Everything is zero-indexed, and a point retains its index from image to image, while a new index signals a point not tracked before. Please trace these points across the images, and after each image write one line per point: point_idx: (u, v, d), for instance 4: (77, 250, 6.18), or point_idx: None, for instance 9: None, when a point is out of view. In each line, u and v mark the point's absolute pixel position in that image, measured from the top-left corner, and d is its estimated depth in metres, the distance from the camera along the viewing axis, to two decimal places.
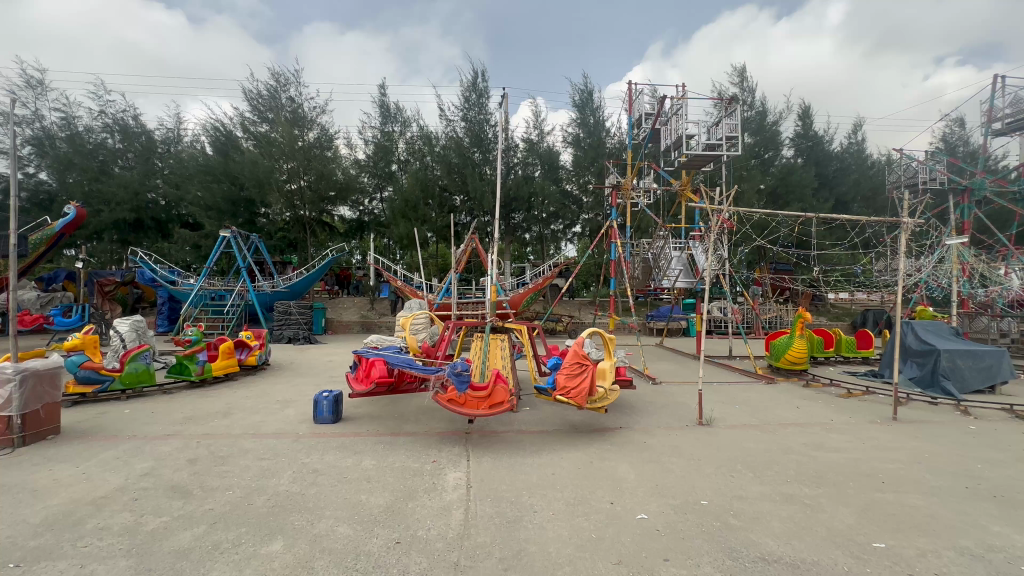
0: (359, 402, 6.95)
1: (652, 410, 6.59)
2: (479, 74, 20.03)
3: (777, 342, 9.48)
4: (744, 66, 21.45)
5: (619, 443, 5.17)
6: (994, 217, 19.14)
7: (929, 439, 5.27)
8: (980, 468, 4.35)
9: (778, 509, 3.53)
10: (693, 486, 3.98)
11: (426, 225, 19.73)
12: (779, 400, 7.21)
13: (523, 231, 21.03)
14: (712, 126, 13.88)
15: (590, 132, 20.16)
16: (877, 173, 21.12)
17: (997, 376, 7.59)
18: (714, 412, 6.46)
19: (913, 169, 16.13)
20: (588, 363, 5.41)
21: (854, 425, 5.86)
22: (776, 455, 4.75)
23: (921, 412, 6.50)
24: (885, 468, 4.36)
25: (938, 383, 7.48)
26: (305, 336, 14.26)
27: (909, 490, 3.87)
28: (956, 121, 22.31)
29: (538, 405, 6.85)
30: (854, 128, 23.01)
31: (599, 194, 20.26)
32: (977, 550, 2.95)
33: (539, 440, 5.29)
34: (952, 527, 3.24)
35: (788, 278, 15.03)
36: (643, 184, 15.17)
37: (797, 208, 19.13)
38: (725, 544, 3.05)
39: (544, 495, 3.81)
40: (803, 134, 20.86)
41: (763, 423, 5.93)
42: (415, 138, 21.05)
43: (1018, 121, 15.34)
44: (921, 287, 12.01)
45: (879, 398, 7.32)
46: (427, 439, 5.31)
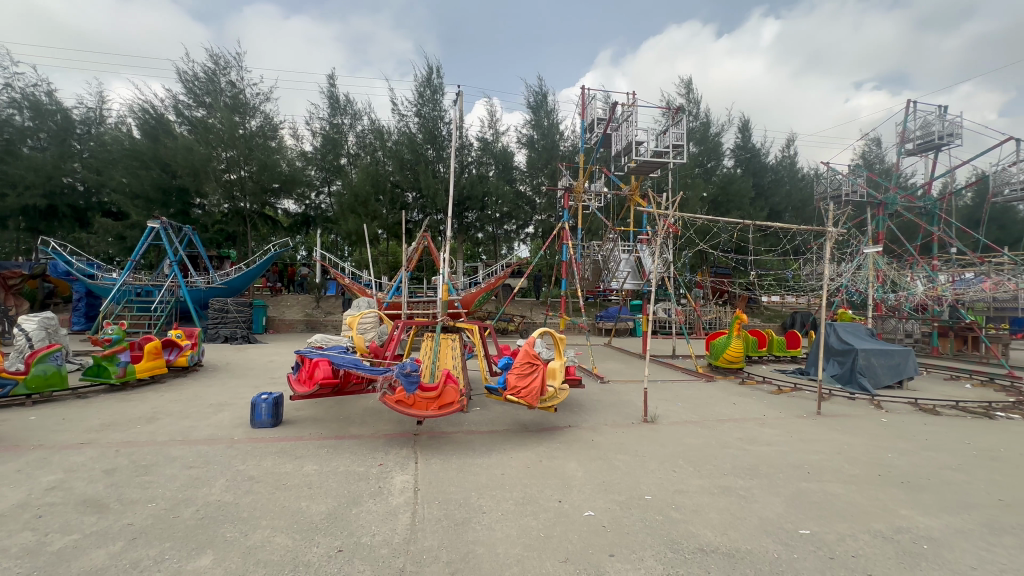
0: (301, 405, 6.63)
1: (600, 409, 6.74)
2: (433, 70, 19.80)
3: (715, 342, 9.99)
4: (691, 78, 22.55)
5: (568, 442, 5.25)
6: (904, 229, 21.23)
7: (846, 431, 5.75)
8: (890, 457, 4.77)
9: (715, 501, 3.71)
10: (637, 482, 4.11)
11: (377, 222, 19.01)
12: (717, 397, 7.61)
13: (477, 231, 20.86)
14: (659, 134, 14.32)
15: (544, 134, 20.34)
16: (807, 185, 22.81)
17: (905, 372, 8.34)
18: (657, 410, 6.72)
19: (838, 181, 17.49)
20: (538, 363, 5.48)
21: (782, 419, 6.29)
22: (715, 450, 4.99)
23: (840, 407, 7.06)
24: (810, 459, 4.69)
25: (856, 379, 8.16)
26: (244, 334, 13.48)
27: (830, 479, 4.18)
28: (874, 140, 24.52)
29: (489, 405, 6.84)
30: (788, 141, 24.64)
31: (551, 196, 20.55)
32: (890, 533, 3.22)
33: (489, 440, 5.28)
34: (867, 513, 3.52)
35: (727, 281, 15.91)
36: (594, 188, 15.47)
37: (736, 216, 20.20)
38: (666, 537, 3.16)
39: (494, 495, 3.79)
40: (742, 146, 22.21)
41: (703, 419, 6.24)
42: (366, 132, 20.57)
43: (925, 143, 17.06)
44: (843, 291, 13.14)
45: (806, 394, 7.89)
46: (373, 441, 5.15)
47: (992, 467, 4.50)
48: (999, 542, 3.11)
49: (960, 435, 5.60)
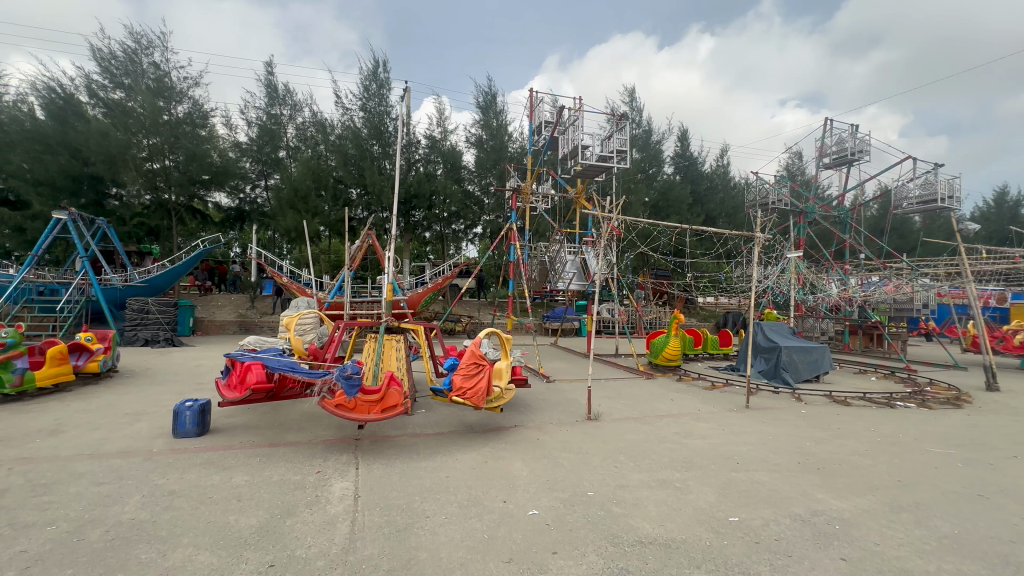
0: (232, 412, 6.21)
1: (546, 408, 6.81)
2: (380, 64, 19.30)
3: (655, 340, 10.42)
4: (634, 87, 23.48)
5: (513, 442, 5.27)
6: (821, 236, 23.21)
7: (771, 423, 6.17)
8: (809, 446, 5.18)
9: (653, 494, 3.86)
10: (581, 479, 4.19)
11: (318, 218, 18.20)
12: (656, 394, 7.94)
13: (424, 229, 20.52)
14: (604, 140, 14.74)
15: (492, 135, 20.37)
16: (739, 194, 24.37)
17: (822, 367, 9.07)
18: (600, 407, 6.89)
19: (766, 190, 18.84)
20: (484, 364, 5.46)
21: (715, 413, 6.67)
22: (654, 444, 5.19)
23: (767, 400, 7.59)
24: (739, 450, 5.00)
25: (780, 374, 8.82)
26: (167, 337, 12.44)
27: (757, 468, 4.47)
28: (796, 153, 26.61)
29: (435, 407, 6.73)
30: (721, 151, 26.20)
31: (500, 196, 20.59)
32: (808, 516, 3.49)
33: (435, 443, 5.19)
34: (789, 498, 3.79)
35: (667, 283, 16.65)
36: (541, 191, 15.53)
37: (676, 220, 21.16)
38: (608, 531, 3.23)
39: (438, 499, 3.73)
40: (681, 154, 23.41)
41: (643, 415, 6.48)
42: (307, 124, 19.71)
43: (838, 158, 18.75)
44: (769, 293, 14.14)
45: (736, 389, 8.41)
46: (311, 448, 4.92)
47: (893, 452, 4.99)
48: (897, 519, 3.45)
49: (867, 424, 6.18)
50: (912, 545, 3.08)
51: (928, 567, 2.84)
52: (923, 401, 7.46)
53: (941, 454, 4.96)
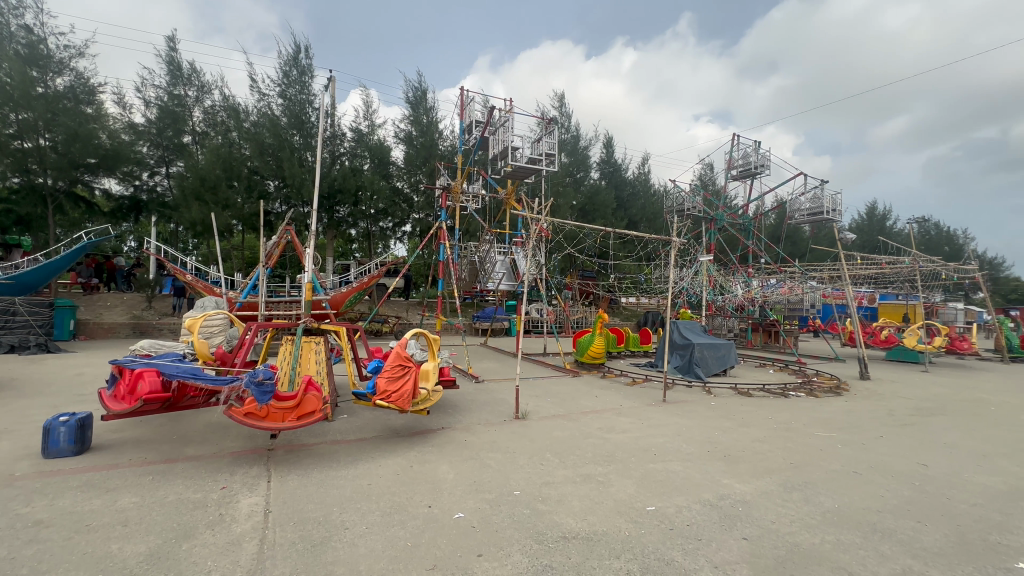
0: (121, 426, 5.51)
1: (474, 409, 6.77)
2: (301, 49, 18.22)
3: (580, 339, 10.75)
4: (563, 93, 24.20)
5: (440, 444, 5.17)
6: (728, 241, 25.30)
7: (684, 415, 6.60)
8: (717, 435, 5.61)
9: (577, 489, 3.96)
10: (507, 478, 4.20)
11: (229, 211, 16.75)
12: (581, 391, 8.21)
13: (349, 226, 19.63)
14: (534, 142, 15.01)
15: (422, 132, 19.95)
16: (658, 200, 25.91)
17: (729, 362, 9.84)
18: (528, 406, 6.99)
19: (681, 198, 20.25)
20: (410, 365, 5.29)
21: (635, 408, 7.01)
22: (579, 440, 5.34)
23: (681, 394, 8.13)
24: (656, 442, 5.29)
25: (692, 369, 9.46)
26: (41, 343, 10.87)
27: (672, 458, 4.75)
28: (708, 165, 28.81)
29: (358, 411, 6.43)
30: (642, 160, 27.70)
31: (429, 194, 20.20)
32: (715, 501, 3.75)
33: (356, 449, 4.96)
34: (698, 485, 4.06)
35: (592, 284, 17.29)
36: (472, 190, 15.51)
37: (601, 223, 22.04)
38: (532, 529, 3.26)
39: (358, 508, 3.55)
40: (606, 160, 24.48)
41: (568, 412, 6.66)
42: (217, 108, 18.10)
43: (743, 172, 20.62)
44: (683, 294, 15.17)
45: (654, 384, 8.93)
46: (216, 462, 4.49)
47: (786, 437, 5.54)
48: (790, 498, 3.82)
49: (765, 413, 6.82)
50: (801, 521, 3.42)
51: (814, 539, 3.16)
52: (810, 390, 8.37)
53: (824, 437, 5.58)
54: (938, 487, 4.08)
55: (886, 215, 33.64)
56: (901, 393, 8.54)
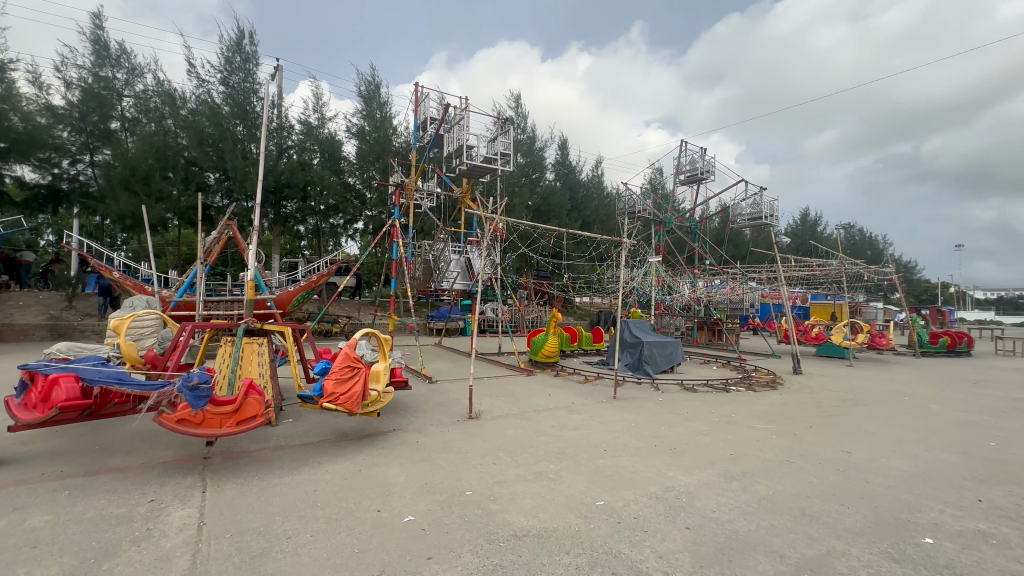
0: (34, 438, 5.01)
1: (426, 409, 6.67)
2: (245, 35, 17.29)
3: (535, 338, 10.84)
4: (519, 94, 24.33)
5: (391, 447, 5.06)
6: (676, 243, 26.33)
7: (633, 411, 6.80)
8: (664, 429, 5.82)
9: (529, 487, 3.99)
10: (459, 479, 4.16)
11: (163, 204, 15.66)
12: (535, 389, 8.29)
13: (297, 222, 18.86)
14: (489, 141, 14.99)
15: (376, 127, 19.43)
16: (611, 202, 26.55)
17: (675, 359, 10.23)
18: (482, 405, 6.97)
19: (633, 200, 20.89)
20: (359, 366, 5.13)
21: (587, 405, 7.16)
22: (532, 438, 5.39)
23: (631, 391, 8.38)
24: (606, 438, 5.41)
25: (642, 367, 9.80)
26: None
27: (621, 453, 4.89)
28: (658, 169, 29.85)
29: (304, 415, 6.17)
30: (597, 162, 28.33)
31: (383, 191, 19.72)
32: (661, 493, 3.89)
33: (301, 455, 4.76)
34: (646, 479, 4.20)
35: (547, 284, 17.50)
36: (426, 187, 15.30)
37: (555, 224, 22.35)
38: (484, 529, 3.25)
39: (302, 516, 3.40)
40: (561, 162, 24.88)
41: (522, 411, 6.70)
42: (150, 93, 16.81)
43: (689, 177, 21.53)
44: (634, 294, 15.64)
45: (606, 382, 9.15)
46: (144, 473, 4.17)
47: (726, 430, 5.83)
48: (729, 487, 4.03)
49: (708, 407, 7.15)
50: (740, 509, 3.60)
51: (751, 525, 3.33)
52: (749, 385, 8.87)
53: (761, 429, 5.92)
54: (859, 472, 4.43)
55: (818, 221, 36.20)
56: (828, 385, 9.23)
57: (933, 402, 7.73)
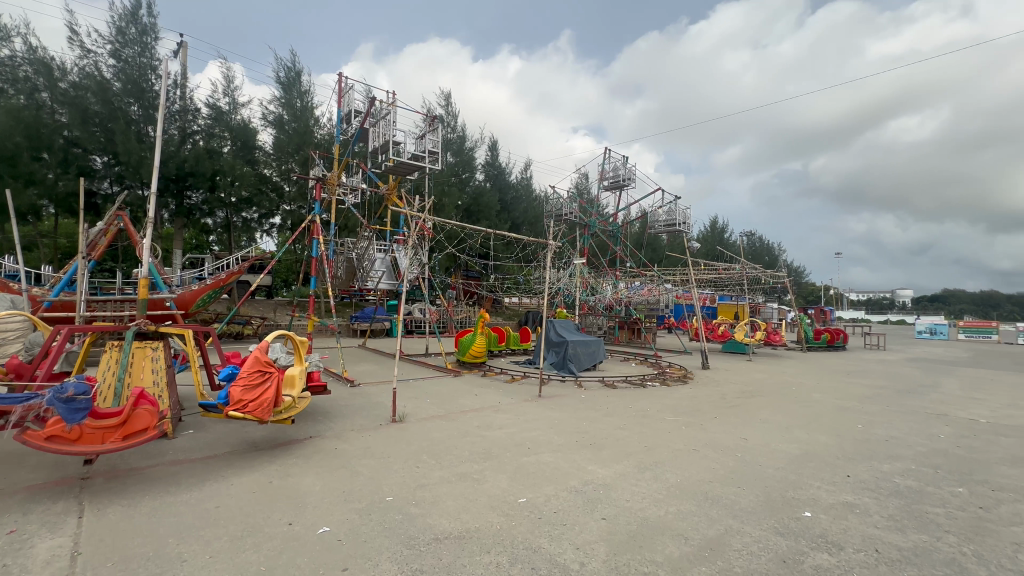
0: None
1: (346, 414, 6.38)
2: (142, 5, 15.46)
3: (463, 339, 10.78)
4: (450, 92, 24.16)
5: (306, 455, 4.79)
6: (599, 245, 27.50)
7: (557, 409, 6.99)
8: (585, 425, 6.04)
9: (452, 489, 3.96)
10: (380, 485, 4.03)
11: (33, 187, 14.11)
12: (462, 390, 8.25)
13: (203, 215, 17.26)
14: (417, 138, 14.69)
15: (295, 116, 18.26)
16: (539, 204, 27.10)
17: (598, 358, 10.65)
18: (406, 408, 6.81)
19: (560, 203, 21.50)
20: (271, 371, 4.79)
21: (512, 404, 7.25)
22: (456, 440, 5.35)
23: (555, 389, 8.62)
24: (531, 436, 5.52)
25: (566, 365, 10.11)
26: None
27: (544, 450, 5.00)
28: (584, 174, 30.98)
29: (207, 425, 5.66)
30: (526, 164, 28.81)
31: (302, 185, 18.65)
32: (580, 487, 4.04)
33: (203, 469, 4.36)
34: (566, 474, 4.34)
35: (476, 284, 17.47)
36: (350, 182, 14.63)
37: (485, 225, 22.42)
38: (404, 535, 3.18)
39: (202, 536, 3.11)
40: (491, 163, 25.07)
41: (448, 412, 6.63)
42: (18, 60, 14.47)
43: (612, 183, 22.59)
44: (560, 294, 16.11)
45: (531, 380, 9.34)
46: (3, 500, 3.59)
47: (642, 423, 6.19)
48: (642, 477, 4.27)
49: (627, 402, 7.54)
50: (652, 497, 3.84)
51: (660, 511, 3.56)
52: (663, 380, 9.47)
53: (672, 421, 6.35)
54: (754, 456, 4.89)
55: (724, 229, 39.60)
56: (731, 379, 10.11)
57: (815, 391, 8.73)
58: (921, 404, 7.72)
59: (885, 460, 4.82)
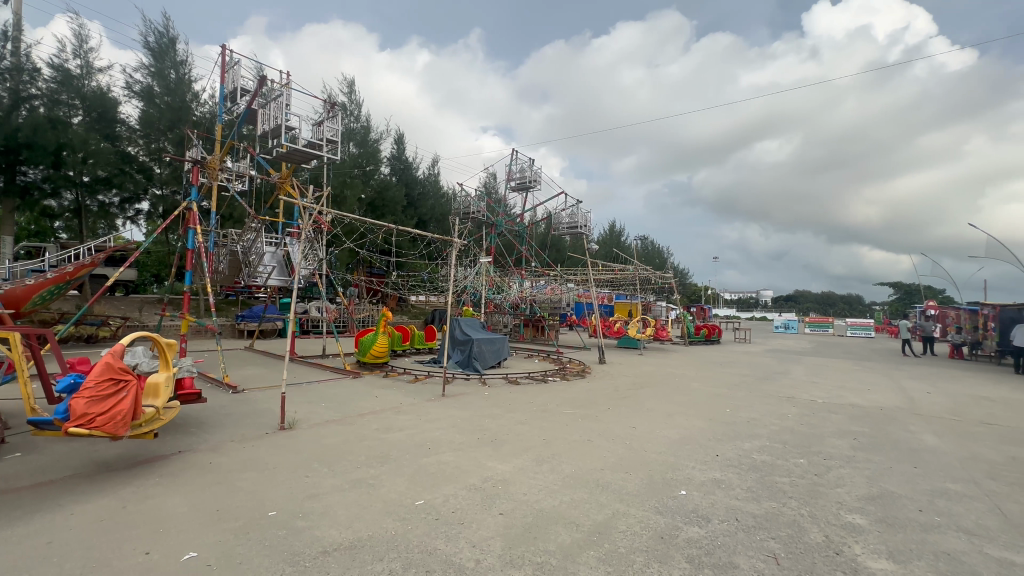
0: None
1: (226, 424, 5.75)
2: None
3: (364, 339, 10.31)
4: (353, 79, 22.99)
5: (173, 472, 4.23)
6: (506, 244, 28.00)
7: (460, 407, 6.97)
8: (487, 422, 6.09)
9: (345, 497, 3.75)
10: (262, 499, 3.69)
11: None
12: (362, 392, 7.87)
13: (45, 196, 14.53)
14: (315, 125, 13.68)
15: (169, 90, 16.00)
16: (447, 201, 26.86)
17: (502, 355, 10.80)
18: (297, 414, 6.32)
19: (467, 201, 21.49)
20: (130, 379, 4.16)
21: (415, 404, 7.08)
22: (353, 445, 5.09)
23: (459, 387, 8.58)
24: (432, 436, 5.43)
25: (471, 364, 10.12)
26: None
27: (444, 450, 4.95)
28: (492, 174, 31.35)
29: (43, 446, 4.76)
30: (433, 161, 28.37)
31: (177, 167, 16.47)
32: (480, 484, 4.05)
33: (34, 498, 3.64)
34: (466, 472, 4.33)
35: (379, 282, 16.77)
36: (235, 169, 13.20)
37: (390, 220, 21.68)
38: (288, 551, 2.94)
39: None
40: (397, 157, 24.36)
41: (344, 416, 6.29)
42: None
43: (519, 185, 23.12)
44: (467, 292, 16.09)
45: (435, 380, 9.21)
46: None
47: (542, 418, 6.40)
48: (540, 470, 4.42)
49: (529, 398, 7.75)
50: (548, 488, 3.97)
51: (555, 502, 3.71)
52: (564, 375, 9.90)
53: (570, 414, 6.65)
54: (641, 443, 5.29)
55: (622, 232, 42.54)
56: (623, 372, 10.86)
57: (694, 381, 9.71)
58: (775, 389, 8.95)
59: (746, 439, 5.50)
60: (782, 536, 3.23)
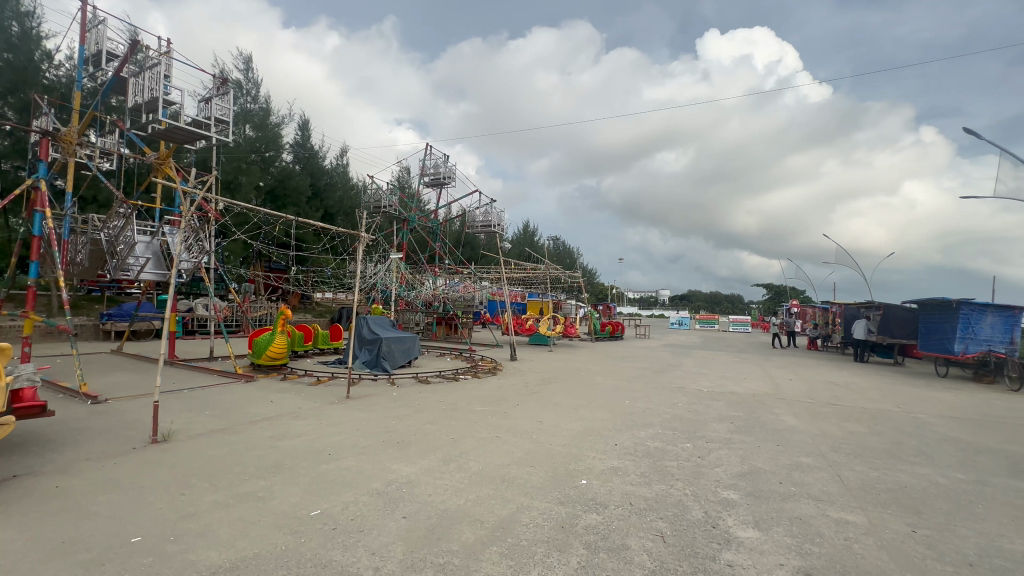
0: None
1: (81, 440, 4.94)
2: None
3: (258, 339, 9.48)
4: (251, 56, 21.01)
5: (5, 501, 3.53)
6: (419, 241, 27.40)
7: (365, 409, 6.67)
8: (393, 424, 5.89)
9: (228, 513, 3.41)
10: (125, 523, 3.23)
11: None
12: (255, 397, 7.22)
13: None
14: (201, 102, 12.23)
15: (9, 45, 13.31)
16: (356, 194, 25.61)
17: (412, 354, 10.54)
18: (174, 424, 5.62)
19: (378, 194, 20.63)
20: None
21: (315, 408, 6.64)
22: (240, 455, 4.63)
23: (365, 388, 8.22)
24: (333, 441, 5.12)
25: (379, 363, 9.74)
26: None
27: (346, 455, 4.69)
28: (406, 168, 30.49)
29: None
30: (342, 151, 26.90)
31: (19, 138, 13.83)
32: (382, 488, 3.90)
33: None
34: (368, 476, 4.15)
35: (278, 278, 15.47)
36: (99, 145, 11.37)
37: (291, 211, 20.16)
38: None
39: None
40: (300, 144, 22.73)
41: (231, 424, 5.71)
42: None
43: (433, 180, 22.72)
44: (377, 289, 15.45)
45: (339, 382, 8.73)
46: None
47: (450, 416, 6.33)
48: (446, 469, 4.36)
49: (438, 397, 7.64)
50: (454, 488, 3.94)
51: (460, 500, 3.68)
52: (474, 373, 9.92)
53: (479, 411, 6.66)
54: (547, 436, 5.46)
55: (535, 232, 43.68)
56: (533, 369, 11.15)
57: (598, 375, 10.24)
58: (668, 380, 9.74)
59: (642, 428, 5.91)
60: (669, 515, 3.51)
